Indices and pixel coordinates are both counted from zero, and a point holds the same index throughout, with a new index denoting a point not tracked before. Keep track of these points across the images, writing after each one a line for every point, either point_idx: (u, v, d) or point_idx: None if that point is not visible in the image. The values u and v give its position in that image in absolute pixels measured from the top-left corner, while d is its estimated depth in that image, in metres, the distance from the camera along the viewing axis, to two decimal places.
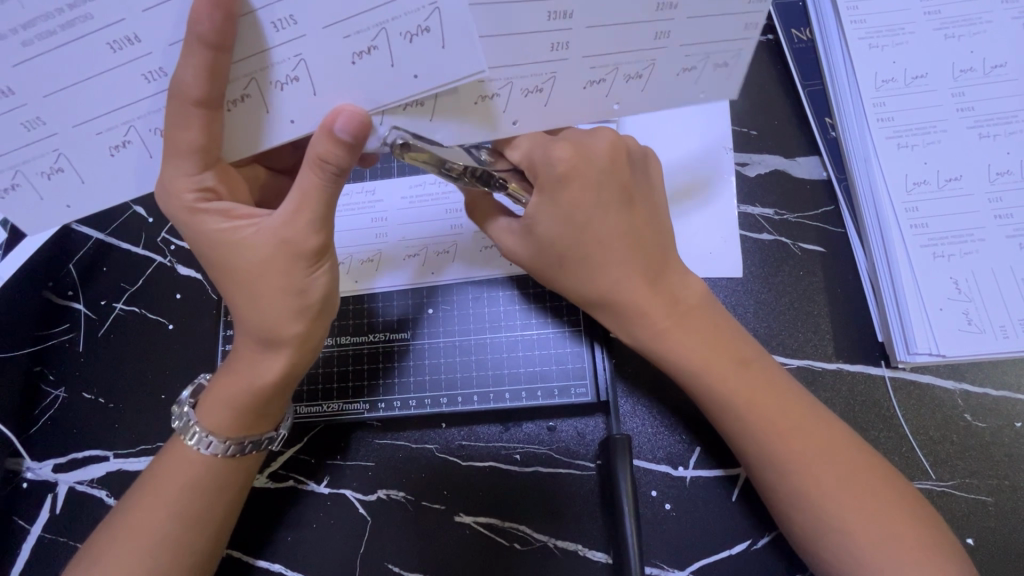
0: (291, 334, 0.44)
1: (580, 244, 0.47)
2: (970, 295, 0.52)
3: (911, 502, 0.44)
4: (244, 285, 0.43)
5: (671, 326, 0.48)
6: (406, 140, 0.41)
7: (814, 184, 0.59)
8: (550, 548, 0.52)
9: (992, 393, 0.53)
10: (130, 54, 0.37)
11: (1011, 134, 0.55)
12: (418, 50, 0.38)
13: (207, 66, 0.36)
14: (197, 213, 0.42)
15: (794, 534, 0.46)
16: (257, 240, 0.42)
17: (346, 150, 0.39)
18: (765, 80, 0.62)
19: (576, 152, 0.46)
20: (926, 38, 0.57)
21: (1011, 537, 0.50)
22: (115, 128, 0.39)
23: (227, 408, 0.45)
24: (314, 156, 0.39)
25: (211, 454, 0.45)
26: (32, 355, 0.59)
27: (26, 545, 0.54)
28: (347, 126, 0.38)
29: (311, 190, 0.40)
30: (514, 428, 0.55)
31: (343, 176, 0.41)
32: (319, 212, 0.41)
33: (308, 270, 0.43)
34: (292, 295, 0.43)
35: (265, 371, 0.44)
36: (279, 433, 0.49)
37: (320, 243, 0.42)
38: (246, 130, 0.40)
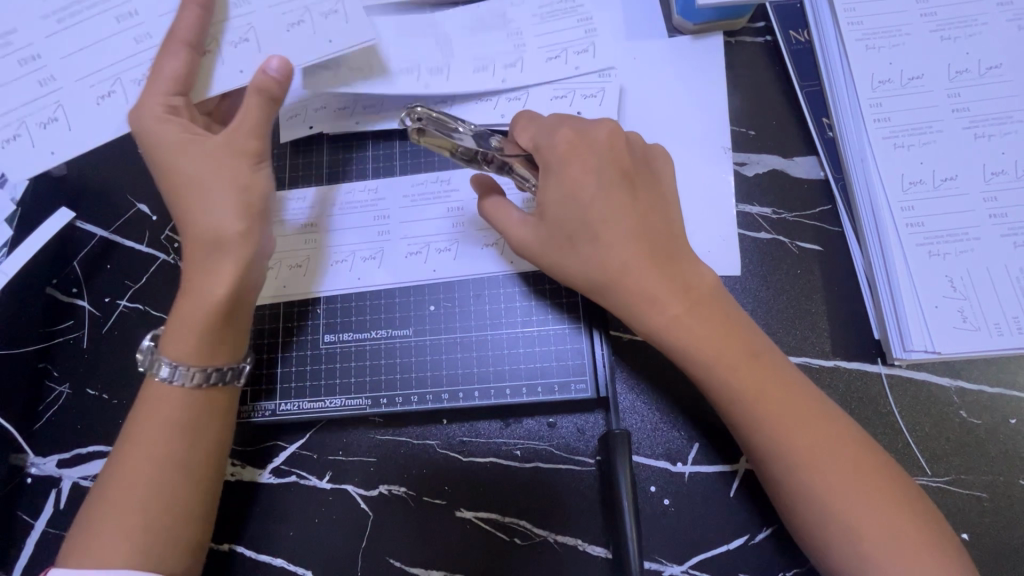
0: (235, 234, 0.47)
1: (586, 222, 0.48)
2: (965, 292, 0.53)
3: (907, 496, 0.44)
4: (185, 198, 0.47)
5: (681, 311, 0.47)
6: (420, 127, 0.50)
7: (812, 184, 0.60)
8: (550, 543, 0.53)
9: (988, 390, 0.54)
10: (127, 24, 0.51)
11: (1006, 134, 0.56)
12: (332, 24, 0.52)
13: (188, 36, 0.49)
14: (161, 123, 0.47)
15: (798, 528, 0.46)
16: (185, 146, 0.47)
17: (285, 83, 0.50)
18: (763, 81, 0.63)
19: (575, 135, 0.49)
20: (922, 40, 0.58)
21: (1006, 532, 0.51)
22: (106, 82, 0.50)
23: (187, 333, 0.47)
24: (254, 87, 0.49)
25: (183, 385, 0.47)
26: (36, 352, 0.59)
27: (30, 540, 0.55)
28: (278, 67, 0.49)
29: (252, 108, 0.49)
30: (514, 424, 0.56)
31: (278, 105, 0.50)
32: (260, 119, 0.49)
33: (253, 167, 0.49)
34: (236, 186, 0.47)
35: (217, 286, 0.47)
36: (246, 366, 0.50)
37: (257, 144, 0.49)
38: (207, 79, 0.50)
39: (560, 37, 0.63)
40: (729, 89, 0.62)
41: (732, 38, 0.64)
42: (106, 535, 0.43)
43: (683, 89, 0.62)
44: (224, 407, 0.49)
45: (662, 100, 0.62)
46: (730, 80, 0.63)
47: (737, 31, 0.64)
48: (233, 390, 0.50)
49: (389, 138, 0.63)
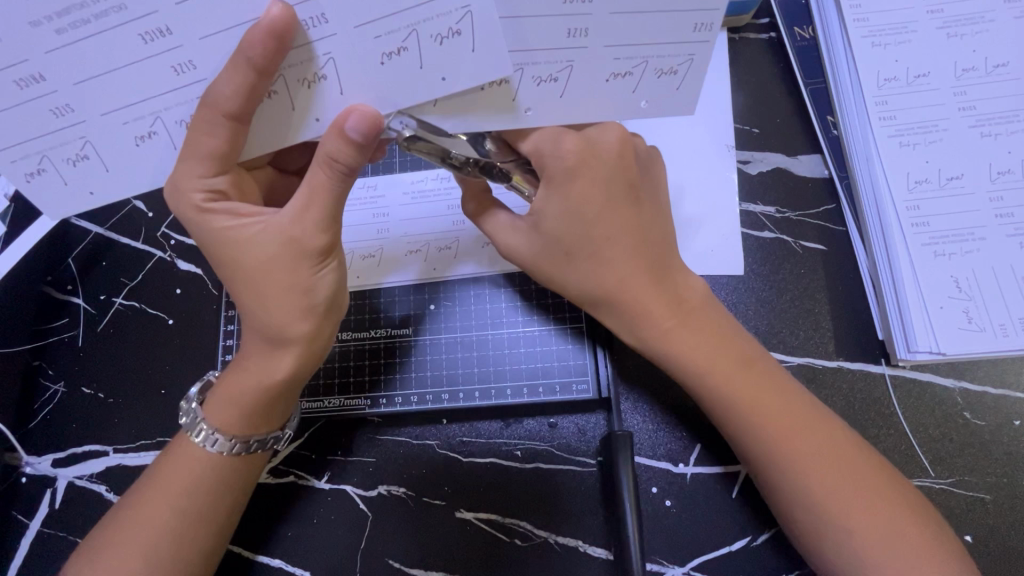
0: (299, 332, 0.44)
1: (585, 239, 0.47)
2: (970, 293, 0.52)
3: (908, 500, 0.44)
4: (250, 288, 0.43)
5: (673, 327, 0.48)
6: (414, 133, 0.41)
7: (816, 182, 0.59)
8: (551, 545, 0.52)
9: (992, 391, 0.53)
10: (159, 47, 0.36)
11: (1012, 133, 0.55)
12: (448, 53, 0.37)
13: (244, 85, 0.37)
14: (206, 214, 0.43)
15: (797, 532, 0.45)
16: (262, 240, 0.43)
17: (356, 149, 0.39)
18: (767, 78, 0.62)
19: (584, 146, 0.45)
20: (928, 37, 0.58)
21: (1010, 533, 0.50)
22: (140, 119, 0.39)
23: (237, 407, 0.45)
24: (324, 155, 0.40)
25: (217, 452, 0.46)
26: (31, 350, 0.58)
27: (26, 540, 0.54)
28: (359, 125, 0.38)
29: (319, 186, 0.41)
30: (514, 424, 0.55)
31: (352, 175, 0.42)
32: (326, 210, 0.42)
33: (314, 269, 0.43)
34: (297, 293, 0.43)
35: (275, 370, 0.44)
36: (285, 432, 0.49)
37: (327, 242, 0.43)
38: (277, 132, 0.41)
39: None
40: (733, 86, 0.62)
41: (735, 34, 0.63)
42: (126, 538, 0.44)
43: None
44: (253, 470, 0.48)
45: None
46: (733, 78, 0.62)
47: (740, 27, 0.63)
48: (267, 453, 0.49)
49: None
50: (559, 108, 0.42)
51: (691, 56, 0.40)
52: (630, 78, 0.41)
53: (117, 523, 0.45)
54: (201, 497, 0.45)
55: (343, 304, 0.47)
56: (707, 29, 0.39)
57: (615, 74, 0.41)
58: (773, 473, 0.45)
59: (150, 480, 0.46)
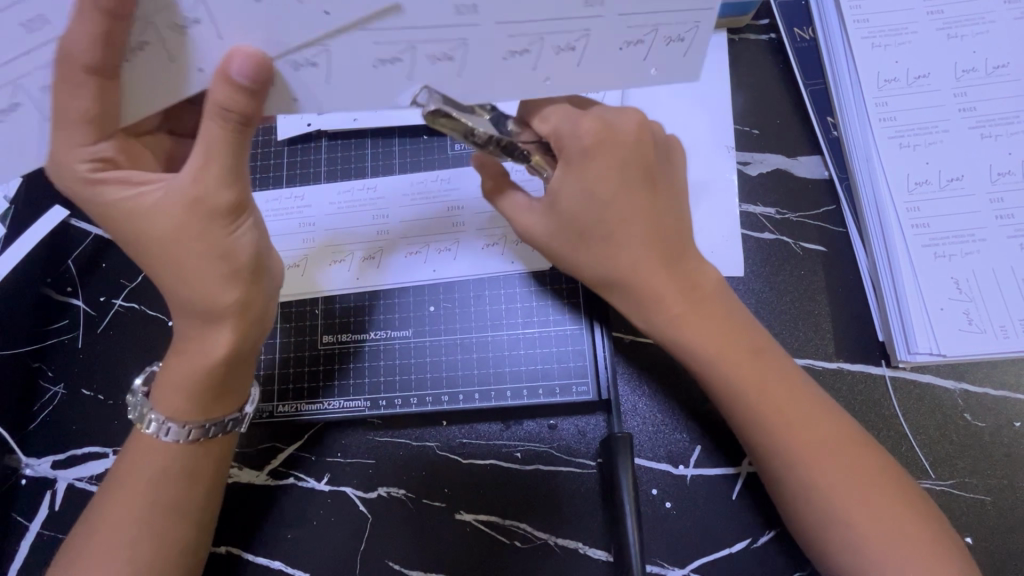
0: (226, 303, 0.42)
1: (600, 221, 0.46)
2: (971, 294, 0.52)
3: (912, 499, 0.44)
4: (165, 259, 0.41)
5: (685, 312, 0.47)
6: (437, 107, 0.41)
7: (816, 183, 0.59)
8: (550, 547, 0.52)
9: (992, 393, 0.53)
10: (173, 42, 0.37)
11: (1012, 134, 0.55)
12: (382, 14, 0.38)
13: (97, 33, 0.35)
14: (96, 185, 0.41)
15: (803, 530, 0.45)
16: (157, 208, 0.41)
17: (250, 95, 0.38)
18: (767, 78, 0.62)
19: (602, 128, 0.45)
20: (928, 38, 0.57)
21: (1011, 536, 0.50)
22: (146, 116, 0.39)
23: (183, 393, 0.44)
24: (212, 105, 0.38)
25: (172, 441, 0.45)
26: (30, 351, 0.58)
27: (25, 542, 0.54)
28: (244, 69, 0.37)
29: (213, 138, 0.39)
30: (514, 426, 0.55)
31: (251, 126, 0.39)
32: (228, 165, 0.40)
33: (227, 227, 0.41)
34: (215, 258, 0.41)
35: (212, 344, 0.43)
36: (246, 413, 0.48)
37: (235, 197, 0.40)
38: (165, 82, 0.39)
39: None
40: (733, 88, 0.62)
41: (735, 35, 0.63)
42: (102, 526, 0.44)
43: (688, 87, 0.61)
44: (218, 459, 0.47)
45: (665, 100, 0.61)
46: (733, 79, 0.62)
47: (741, 28, 0.63)
48: (233, 435, 0.48)
49: (389, 135, 0.62)
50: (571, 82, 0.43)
51: (699, 22, 0.42)
52: (642, 46, 0.42)
53: (91, 524, 0.45)
54: (167, 489, 0.45)
55: (268, 265, 0.45)
56: None
57: (622, 44, 0.42)
58: (784, 468, 0.45)
59: (112, 481, 0.46)
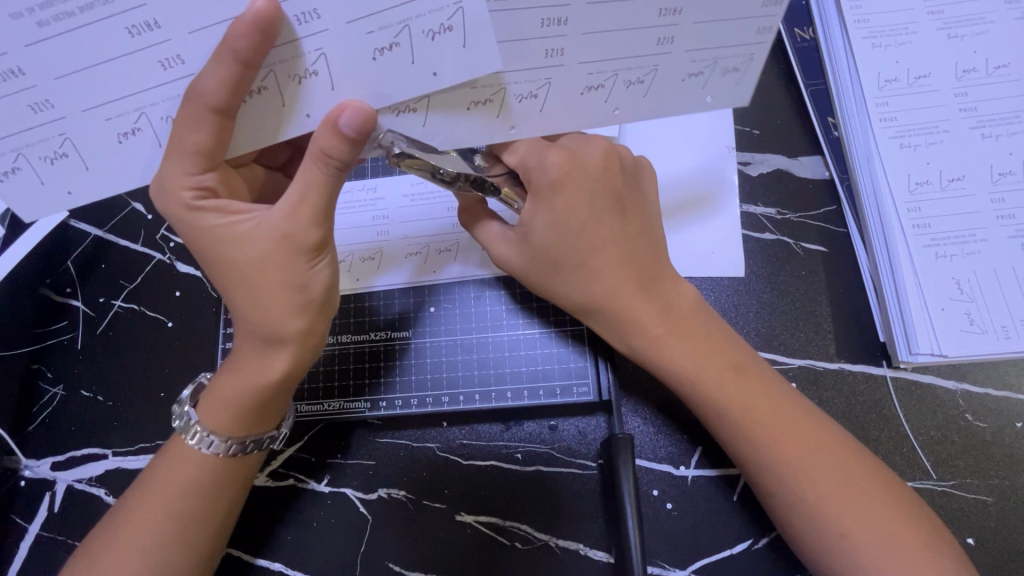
0: (292, 330, 0.43)
1: (572, 251, 0.47)
2: (972, 295, 0.52)
3: (902, 501, 0.44)
4: (242, 285, 0.43)
5: (662, 334, 0.48)
6: (400, 151, 0.43)
7: (817, 183, 0.59)
8: (552, 548, 0.52)
9: (993, 393, 0.53)
10: (146, 41, 0.36)
11: (1013, 134, 0.55)
12: (443, 51, 0.38)
13: (229, 79, 0.36)
14: (196, 212, 0.42)
15: (791, 536, 0.45)
16: (250, 237, 0.42)
17: (350, 144, 0.39)
18: (768, 78, 0.62)
19: (570, 160, 0.46)
20: (929, 38, 0.57)
21: (1012, 536, 0.50)
22: (125, 114, 0.39)
23: (231, 407, 0.45)
24: (317, 150, 0.40)
25: (214, 453, 0.46)
26: (30, 353, 0.58)
27: (24, 544, 0.54)
28: (353, 120, 0.38)
29: (315, 182, 0.41)
30: (515, 427, 0.55)
31: (345, 170, 0.41)
32: (321, 205, 0.41)
33: (308, 263, 0.43)
34: (292, 290, 0.42)
35: (271, 368, 0.44)
36: (280, 432, 0.49)
37: (319, 237, 0.42)
38: (263, 126, 0.41)
39: None
40: None
41: None
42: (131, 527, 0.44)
43: None
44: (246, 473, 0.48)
45: None
46: None
47: None
48: (264, 452, 0.49)
49: None
50: (600, 113, 0.44)
51: (753, 54, 0.42)
52: (642, 85, 0.43)
53: (119, 524, 0.45)
54: (200, 499, 0.45)
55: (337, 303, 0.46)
56: (766, 32, 0.41)
57: (628, 81, 0.43)
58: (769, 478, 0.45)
59: (147, 483, 0.46)
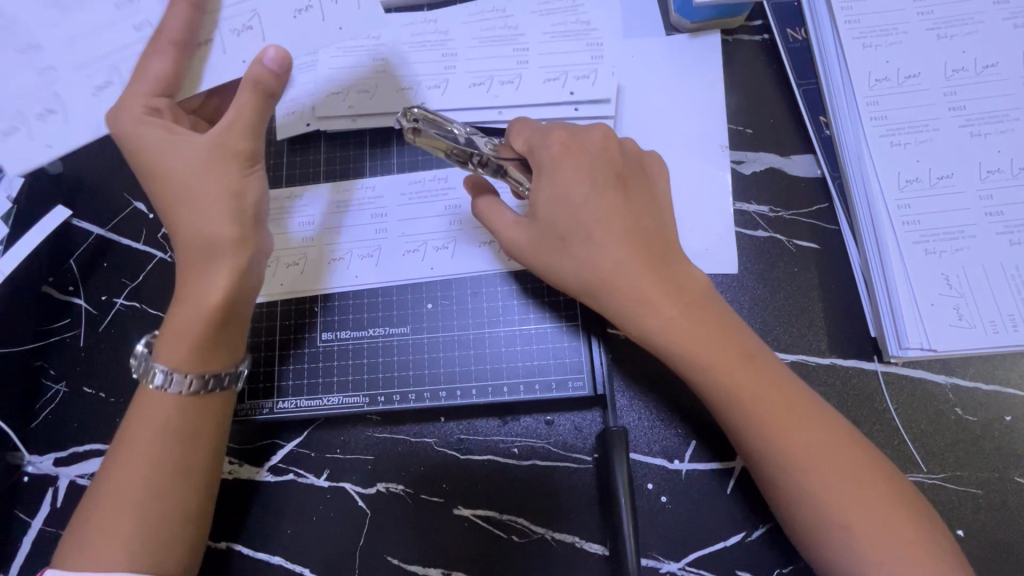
0: (226, 237, 0.46)
1: (578, 223, 0.48)
2: (961, 291, 0.53)
3: (898, 490, 0.45)
4: (177, 194, 0.46)
5: (675, 313, 0.47)
6: (410, 128, 0.51)
7: (809, 182, 0.60)
8: (548, 541, 0.53)
9: (983, 388, 0.54)
10: (126, 12, 0.48)
11: (1002, 132, 0.56)
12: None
13: (190, 19, 0.46)
14: (142, 123, 0.46)
15: (793, 525, 0.46)
16: (189, 157, 0.45)
17: (278, 76, 0.45)
18: (760, 78, 0.63)
19: (569, 137, 0.50)
20: (919, 39, 0.58)
21: (1001, 528, 0.51)
22: (103, 73, 0.48)
23: (189, 342, 0.46)
24: (249, 79, 0.45)
25: (177, 392, 0.46)
26: (32, 350, 0.59)
27: (27, 539, 0.54)
28: (274, 58, 0.45)
29: (246, 104, 0.45)
30: (512, 421, 0.56)
31: (275, 99, 0.46)
32: (251, 121, 0.46)
33: (242, 171, 0.46)
34: (229, 196, 0.46)
35: (211, 287, 0.46)
36: (241, 370, 0.50)
37: (250, 146, 0.46)
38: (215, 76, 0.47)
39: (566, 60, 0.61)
40: (726, 87, 0.62)
41: (729, 36, 0.64)
42: (114, 481, 0.44)
43: (683, 86, 0.62)
44: (218, 415, 0.48)
45: (659, 100, 0.62)
46: (727, 79, 0.63)
47: (735, 29, 0.64)
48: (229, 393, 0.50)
49: (386, 136, 0.62)
50: None
51: None
52: None
53: (100, 487, 0.45)
54: (176, 445, 0.46)
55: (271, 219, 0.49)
56: None
57: None
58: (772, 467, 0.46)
59: (120, 444, 0.46)
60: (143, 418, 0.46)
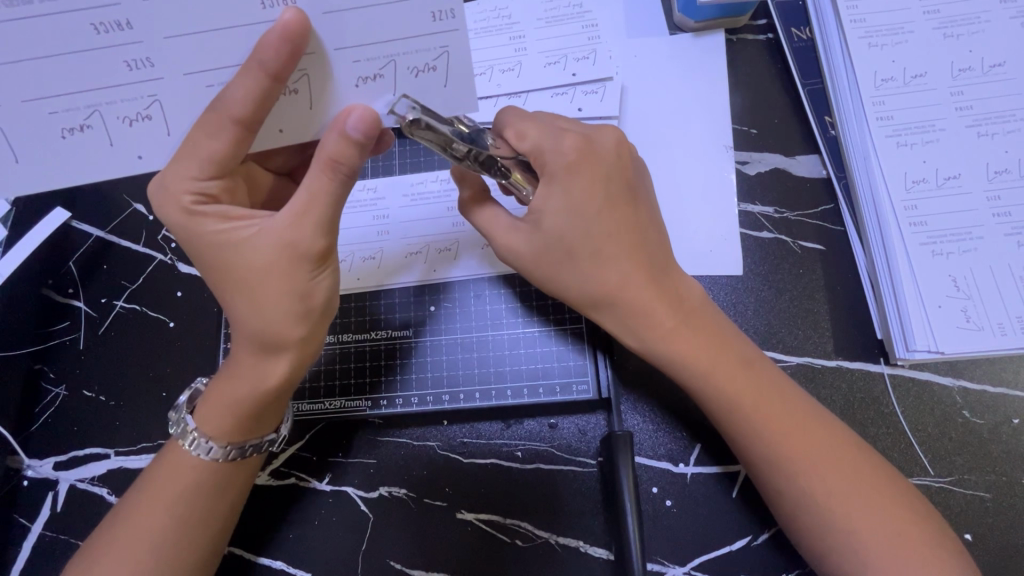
0: (293, 338, 0.44)
1: (587, 237, 0.47)
2: (968, 292, 0.52)
3: (907, 497, 0.44)
4: (241, 293, 0.43)
5: (678, 326, 0.48)
6: (413, 120, 0.41)
7: (814, 182, 0.59)
8: (552, 545, 0.52)
9: (991, 390, 0.53)
10: (114, 40, 0.36)
11: (1009, 133, 0.55)
12: (425, 86, 0.39)
13: (257, 92, 0.37)
14: (194, 215, 0.42)
15: (796, 532, 0.46)
16: (257, 245, 0.42)
17: (359, 148, 0.39)
18: (765, 78, 0.62)
19: (584, 145, 0.48)
20: (926, 38, 0.58)
21: (1009, 532, 0.50)
22: (137, 100, 0.37)
23: (228, 413, 0.45)
24: (326, 156, 0.40)
25: (211, 458, 0.46)
26: (31, 353, 0.58)
27: (27, 544, 0.54)
28: (358, 124, 0.39)
29: (319, 191, 0.41)
30: (515, 425, 0.55)
31: (352, 177, 0.42)
32: (322, 216, 0.42)
33: (311, 273, 0.43)
34: (295, 299, 0.43)
35: (271, 374, 0.44)
36: (279, 434, 0.49)
37: (323, 246, 0.42)
38: (290, 124, 0.41)
39: (563, 43, 0.63)
40: (731, 87, 0.62)
41: (734, 35, 0.63)
42: (130, 528, 0.45)
43: (687, 86, 0.62)
44: (248, 474, 0.48)
45: (664, 100, 0.61)
46: (731, 78, 0.62)
47: (739, 28, 0.63)
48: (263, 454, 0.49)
49: None
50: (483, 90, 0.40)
51: None
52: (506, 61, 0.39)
53: (115, 530, 0.45)
54: (196, 499, 0.45)
55: (334, 311, 0.47)
56: None
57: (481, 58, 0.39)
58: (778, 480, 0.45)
59: (140, 489, 0.46)
60: (168, 469, 0.46)
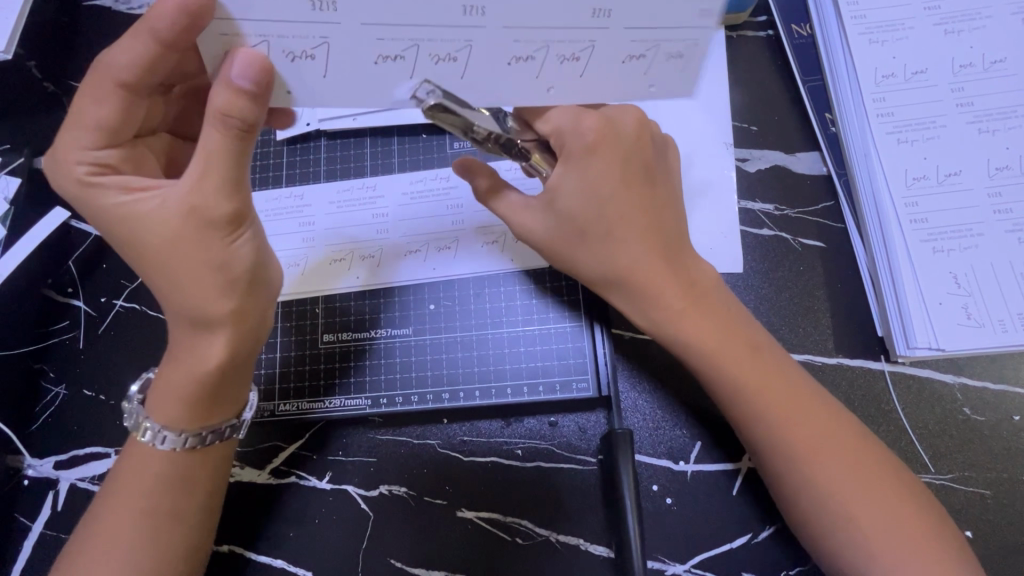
0: (222, 312, 0.43)
1: (600, 219, 0.46)
2: (970, 289, 0.52)
3: (913, 492, 0.44)
4: (162, 268, 0.42)
5: (688, 307, 0.47)
6: (437, 102, 0.39)
7: (814, 179, 0.59)
8: (551, 543, 0.52)
9: (991, 387, 0.53)
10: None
11: (1010, 129, 0.55)
12: (669, 71, 0.40)
13: (144, 55, 0.38)
14: (91, 188, 0.42)
15: (799, 523, 0.46)
16: (162, 212, 0.41)
17: (252, 99, 0.37)
18: (764, 75, 0.62)
19: (605, 125, 0.45)
20: (927, 33, 0.58)
21: (1011, 530, 0.50)
22: (453, 42, 0.37)
23: (178, 402, 0.44)
24: (215, 110, 0.37)
25: (170, 448, 0.45)
26: (31, 354, 0.58)
27: (28, 543, 0.54)
28: (244, 71, 0.36)
29: (217, 150, 0.39)
30: (515, 423, 0.55)
31: (252, 133, 0.39)
32: (229, 175, 0.40)
33: (226, 239, 0.42)
34: (214, 269, 0.41)
35: (207, 355, 0.43)
36: (241, 419, 0.49)
37: (233, 209, 0.41)
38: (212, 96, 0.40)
39: None
40: (731, 84, 0.62)
41: (733, 32, 0.63)
42: (104, 527, 0.45)
43: None
44: (217, 465, 0.48)
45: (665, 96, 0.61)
46: (731, 75, 0.62)
47: (738, 25, 0.63)
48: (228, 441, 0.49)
49: (387, 134, 0.62)
50: (633, 85, 0.42)
51: (698, 41, 0.39)
52: (682, 60, 0.40)
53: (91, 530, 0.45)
54: (171, 493, 0.45)
55: (266, 277, 0.45)
56: (712, 18, 0.38)
57: (669, 55, 0.40)
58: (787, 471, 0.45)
59: (111, 485, 0.46)
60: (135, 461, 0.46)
